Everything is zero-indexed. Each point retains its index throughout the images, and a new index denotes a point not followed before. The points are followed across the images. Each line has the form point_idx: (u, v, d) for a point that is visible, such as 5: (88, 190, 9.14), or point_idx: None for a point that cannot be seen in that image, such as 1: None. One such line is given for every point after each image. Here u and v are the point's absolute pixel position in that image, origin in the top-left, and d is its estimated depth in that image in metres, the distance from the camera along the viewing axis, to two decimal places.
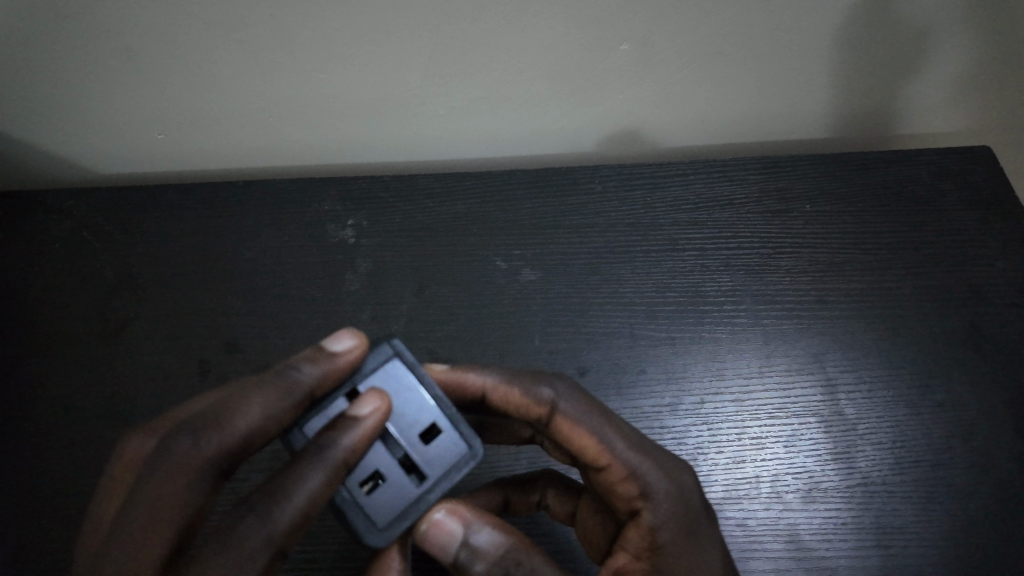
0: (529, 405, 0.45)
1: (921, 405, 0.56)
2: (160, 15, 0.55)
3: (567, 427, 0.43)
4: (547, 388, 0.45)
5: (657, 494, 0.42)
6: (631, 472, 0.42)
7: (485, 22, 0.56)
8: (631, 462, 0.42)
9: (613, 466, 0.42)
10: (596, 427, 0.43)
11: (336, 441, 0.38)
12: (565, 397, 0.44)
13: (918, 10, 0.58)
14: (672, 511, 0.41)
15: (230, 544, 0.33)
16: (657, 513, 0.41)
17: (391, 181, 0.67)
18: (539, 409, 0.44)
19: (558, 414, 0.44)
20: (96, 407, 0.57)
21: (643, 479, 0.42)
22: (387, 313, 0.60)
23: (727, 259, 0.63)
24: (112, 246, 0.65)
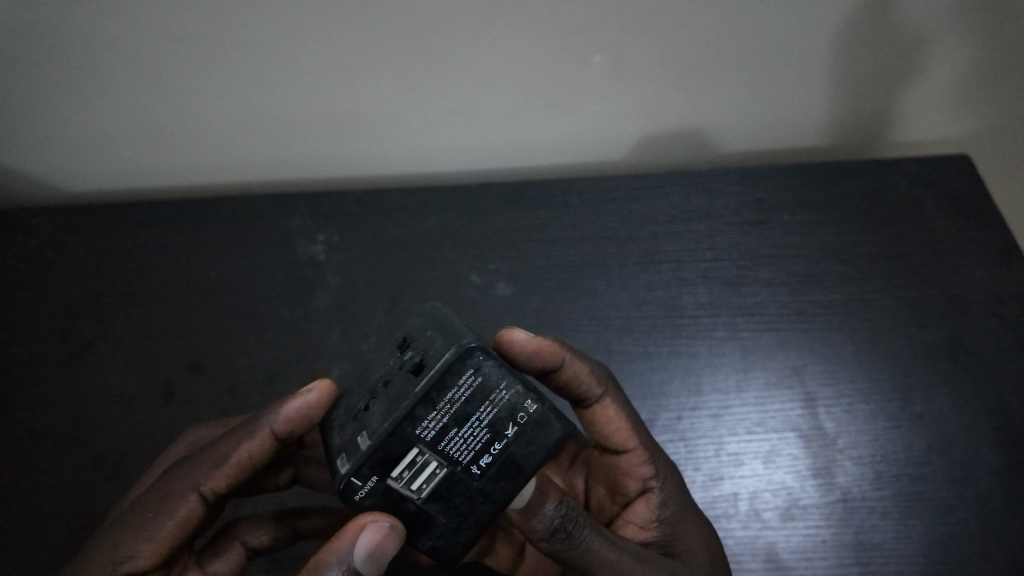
0: (586, 384, 0.49)
1: (901, 417, 0.55)
2: (121, 32, 0.54)
3: (613, 411, 0.49)
4: (597, 369, 0.49)
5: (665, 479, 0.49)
6: (651, 457, 0.49)
7: (455, 34, 0.55)
8: (653, 447, 0.49)
9: (638, 450, 0.49)
10: (630, 413, 0.50)
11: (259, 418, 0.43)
12: (609, 384, 0.50)
13: (890, 26, 0.58)
14: (677, 492, 0.49)
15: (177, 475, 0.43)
16: (666, 492, 0.49)
17: (364, 197, 0.66)
18: (594, 390, 0.49)
19: (607, 398, 0.49)
20: (56, 432, 0.55)
21: (660, 465, 0.49)
22: (358, 330, 0.59)
23: (705, 272, 0.62)
24: (77, 266, 0.64)
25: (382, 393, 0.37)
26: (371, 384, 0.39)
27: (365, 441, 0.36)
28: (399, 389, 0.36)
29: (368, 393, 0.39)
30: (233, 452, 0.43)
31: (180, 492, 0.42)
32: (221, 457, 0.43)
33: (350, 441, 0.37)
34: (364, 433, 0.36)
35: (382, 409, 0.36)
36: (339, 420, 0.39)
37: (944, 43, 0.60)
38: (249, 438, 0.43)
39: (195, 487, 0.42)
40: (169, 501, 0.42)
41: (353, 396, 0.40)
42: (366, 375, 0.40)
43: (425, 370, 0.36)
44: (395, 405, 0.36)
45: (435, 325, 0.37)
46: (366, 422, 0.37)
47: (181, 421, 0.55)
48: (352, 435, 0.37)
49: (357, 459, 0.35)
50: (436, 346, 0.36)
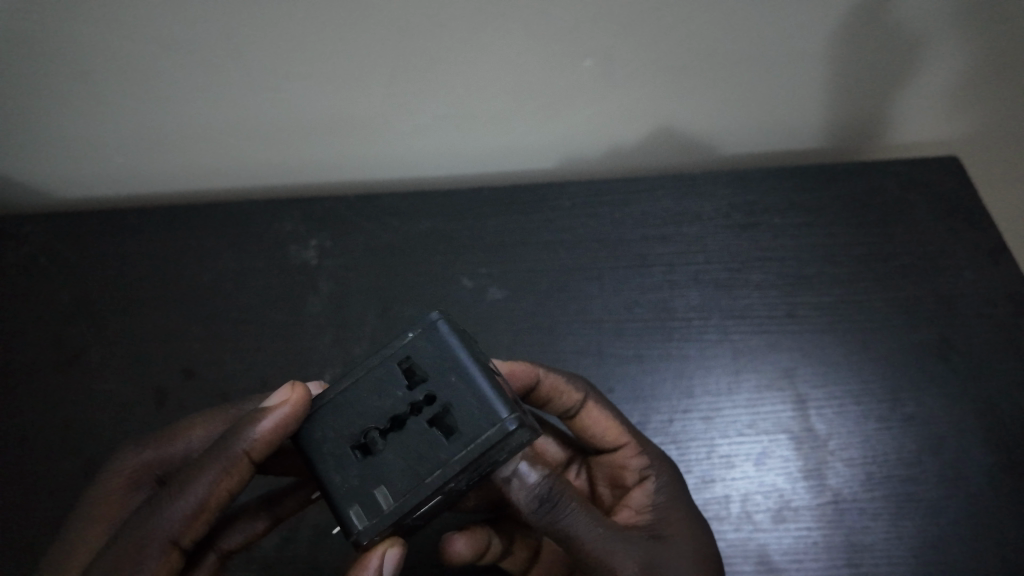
0: (568, 394, 0.50)
1: (891, 418, 0.55)
2: (113, 40, 0.54)
3: (598, 412, 0.50)
4: (576, 378, 0.51)
5: (658, 466, 0.49)
6: (643, 447, 0.50)
7: (444, 39, 0.56)
8: (643, 439, 0.50)
9: (630, 441, 0.50)
10: (616, 412, 0.51)
11: (234, 444, 0.39)
12: (591, 389, 0.51)
13: (878, 30, 0.58)
14: (670, 477, 0.49)
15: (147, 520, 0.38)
16: (661, 479, 0.49)
17: (356, 201, 0.66)
18: (575, 395, 0.50)
19: (590, 402, 0.50)
20: (49, 439, 0.55)
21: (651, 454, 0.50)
22: (350, 335, 0.59)
23: (696, 274, 0.62)
24: (68, 272, 0.64)
25: (397, 442, 0.36)
26: (371, 414, 0.36)
27: (387, 499, 0.35)
28: (424, 445, 0.35)
29: (369, 424, 0.36)
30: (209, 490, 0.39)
31: (155, 546, 0.38)
32: (198, 494, 0.39)
33: (359, 488, 0.35)
34: (384, 487, 0.35)
35: (402, 462, 0.35)
36: (329, 450, 0.36)
37: (933, 46, 0.60)
38: (225, 470, 0.39)
39: (171, 538, 0.38)
40: (141, 557, 0.38)
41: (344, 423, 0.37)
42: (362, 398, 0.37)
43: (459, 436, 0.34)
44: (425, 467, 0.35)
45: (463, 374, 0.35)
46: (379, 472, 0.35)
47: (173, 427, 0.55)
48: (359, 480, 0.35)
49: (381, 519, 0.34)
50: (474, 413, 0.34)
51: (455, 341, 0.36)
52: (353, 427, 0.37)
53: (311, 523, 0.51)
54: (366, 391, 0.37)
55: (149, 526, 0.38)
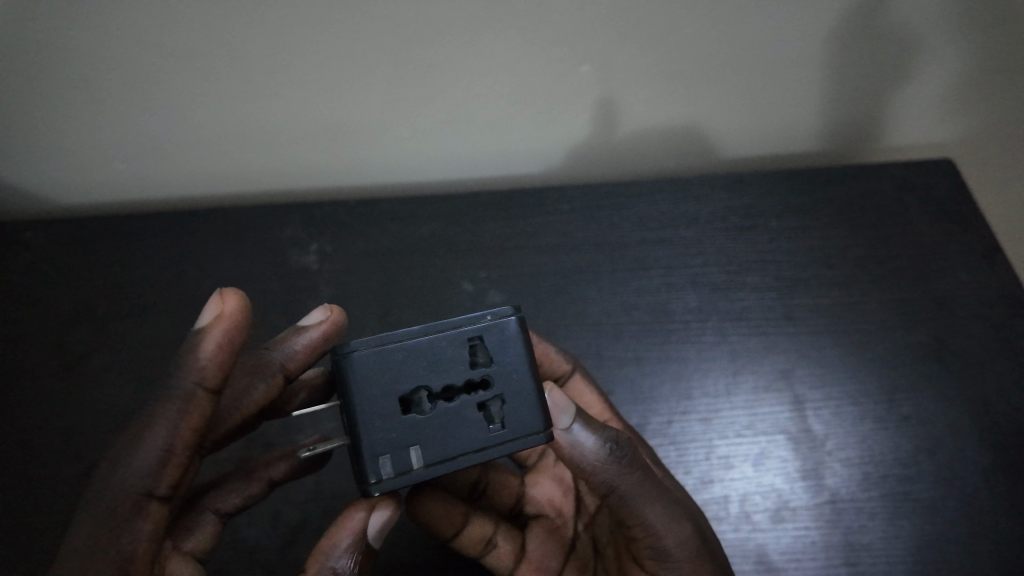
0: (556, 365, 0.54)
1: (887, 419, 0.56)
2: (115, 48, 0.54)
3: (584, 385, 0.54)
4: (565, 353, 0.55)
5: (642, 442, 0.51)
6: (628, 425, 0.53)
7: (442, 46, 0.56)
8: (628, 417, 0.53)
9: (613, 418, 0.53)
10: (600, 390, 0.54)
11: (177, 374, 0.38)
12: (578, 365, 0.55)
13: (870, 39, 0.59)
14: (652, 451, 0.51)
15: (110, 480, 0.37)
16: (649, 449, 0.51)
17: (355, 206, 0.66)
18: (563, 366, 0.54)
19: (576, 375, 0.54)
20: (50, 445, 0.55)
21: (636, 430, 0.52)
22: (351, 339, 0.59)
23: (694, 277, 0.63)
24: (68, 278, 0.64)
25: (443, 412, 0.39)
26: (426, 374, 0.39)
27: (418, 459, 0.38)
28: (465, 423, 0.39)
29: (422, 382, 0.39)
30: (171, 429, 0.37)
31: (129, 502, 0.37)
32: (159, 437, 0.37)
33: (397, 440, 0.38)
34: (418, 448, 0.38)
35: (441, 430, 0.38)
36: (374, 392, 0.38)
37: (925, 53, 0.61)
38: (181, 408, 0.37)
39: (145, 484, 0.37)
40: (121, 519, 0.36)
41: (390, 373, 0.38)
42: (421, 356, 0.39)
43: (500, 429, 0.39)
44: (459, 444, 0.38)
45: (525, 376, 0.40)
46: (420, 433, 0.38)
47: None
48: (396, 432, 0.38)
49: (407, 476, 0.37)
50: (523, 412, 0.39)
51: (523, 343, 0.40)
52: (403, 380, 0.38)
53: (312, 526, 0.52)
54: (427, 353, 0.39)
55: (119, 476, 0.37)
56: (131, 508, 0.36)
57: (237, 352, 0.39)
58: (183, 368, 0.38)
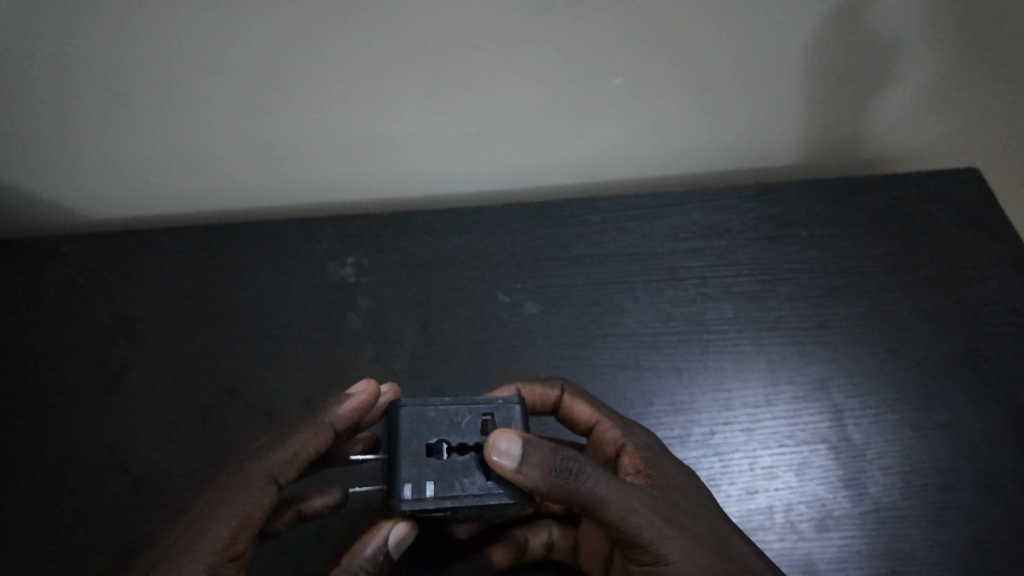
0: (546, 394, 0.54)
1: (925, 428, 0.56)
2: (159, 63, 0.56)
3: (574, 399, 0.54)
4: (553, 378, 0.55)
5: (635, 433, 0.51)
6: (619, 420, 0.52)
7: (482, 61, 0.58)
8: (620, 417, 0.52)
9: (600, 418, 0.52)
10: (591, 397, 0.54)
11: (323, 411, 0.47)
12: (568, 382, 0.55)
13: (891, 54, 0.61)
14: (646, 441, 0.51)
15: (254, 469, 0.44)
16: (637, 440, 0.50)
17: (389, 219, 0.67)
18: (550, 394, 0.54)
19: (567, 392, 0.54)
20: (94, 460, 0.56)
21: (633, 428, 0.51)
22: (390, 352, 0.60)
23: (728, 286, 0.63)
24: (105, 290, 0.64)
25: (456, 461, 0.44)
26: (448, 430, 0.44)
27: (433, 490, 0.43)
28: (469, 475, 0.44)
29: (444, 434, 0.44)
30: (302, 446, 0.46)
31: (259, 490, 0.44)
32: (295, 449, 0.46)
33: (420, 471, 0.43)
34: (432, 485, 0.43)
35: (450, 475, 0.43)
36: (409, 434, 0.44)
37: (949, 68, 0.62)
38: (312, 434, 0.46)
39: (271, 478, 0.45)
40: (245, 497, 0.43)
41: (425, 426, 0.44)
42: (446, 416, 0.45)
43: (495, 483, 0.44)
44: (464, 487, 0.43)
45: None
46: (437, 472, 0.43)
47: (220, 445, 0.55)
48: (417, 469, 0.43)
49: (423, 501, 0.42)
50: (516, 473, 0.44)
51: (524, 422, 0.46)
52: (431, 431, 0.44)
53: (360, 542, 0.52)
54: (451, 416, 0.45)
55: (259, 465, 0.45)
56: (259, 496, 0.44)
57: (358, 422, 0.48)
58: (325, 411, 0.47)
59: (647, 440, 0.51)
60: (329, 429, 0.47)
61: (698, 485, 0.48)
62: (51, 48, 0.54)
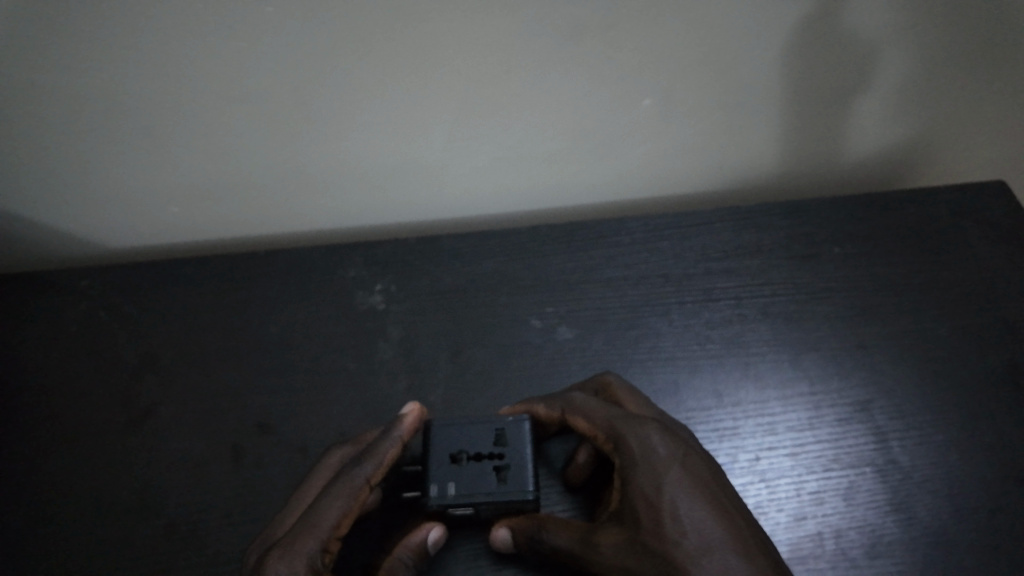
0: (547, 414, 0.53)
1: (972, 450, 0.55)
2: (185, 92, 0.55)
3: (572, 416, 0.51)
4: (559, 396, 0.53)
5: (625, 446, 0.47)
6: (610, 433, 0.49)
7: (511, 85, 0.57)
8: (611, 429, 0.49)
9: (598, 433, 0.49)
10: (587, 410, 0.51)
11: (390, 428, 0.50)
12: (571, 399, 0.52)
13: (918, 70, 0.60)
14: (635, 451, 0.47)
15: (342, 483, 0.47)
16: (622, 455, 0.47)
17: (415, 244, 0.66)
18: (552, 414, 0.52)
19: (565, 409, 0.52)
20: (126, 501, 0.54)
21: (623, 439, 0.48)
22: (424, 383, 0.58)
23: (764, 307, 0.62)
24: (129, 326, 0.63)
25: (473, 468, 0.48)
26: (468, 440, 0.49)
27: (452, 490, 0.47)
28: (483, 478, 0.47)
29: (463, 445, 0.49)
30: (381, 458, 0.49)
31: (349, 497, 0.47)
32: (376, 460, 0.48)
33: (441, 475, 0.48)
34: (451, 485, 0.47)
35: (467, 478, 0.47)
36: (433, 447, 0.49)
37: (973, 79, 0.62)
38: (386, 449, 0.49)
39: (362, 485, 0.47)
40: (340, 504, 0.46)
41: (449, 439, 0.49)
42: (466, 429, 0.49)
43: (507, 486, 0.47)
44: (477, 489, 0.47)
45: (529, 456, 0.48)
46: (456, 475, 0.48)
47: (254, 485, 0.54)
48: (440, 473, 0.48)
49: (444, 499, 0.47)
50: (525, 475, 0.47)
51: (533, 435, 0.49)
52: (454, 442, 0.49)
53: None
54: (470, 429, 0.49)
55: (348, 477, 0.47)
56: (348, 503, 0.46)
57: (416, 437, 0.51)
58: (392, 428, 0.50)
59: (637, 448, 0.47)
60: (397, 445, 0.50)
61: (671, 502, 0.44)
62: (77, 81, 0.54)
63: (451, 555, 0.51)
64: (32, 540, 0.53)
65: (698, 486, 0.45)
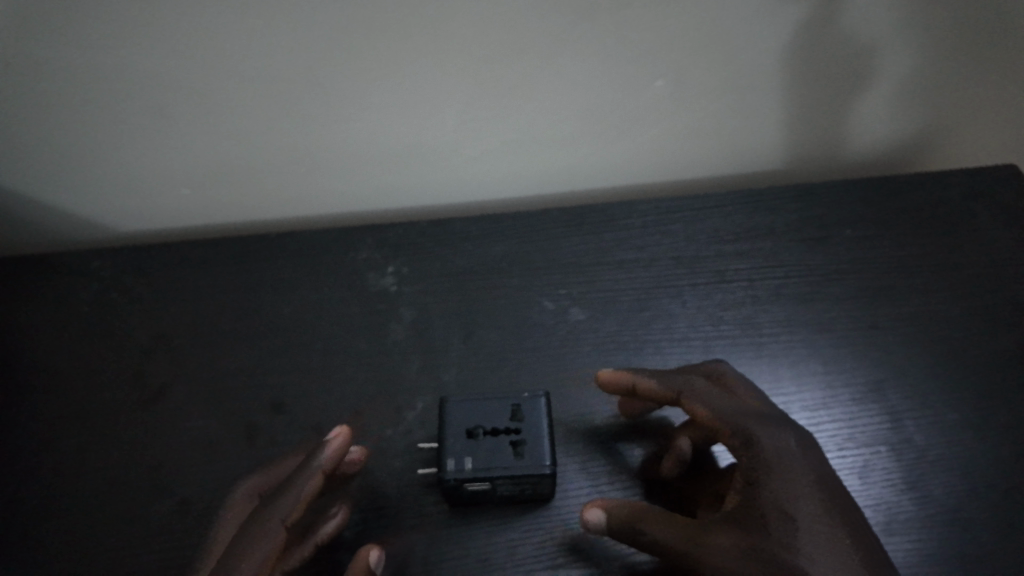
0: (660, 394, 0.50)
1: (987, 429, 0.55)
2: (199, 73, 0.55)
3: (688, 402, 0.49)
4: (676, 376, 0.51)
5: (756, 447, 0.46)
6: (735, 428, 0.47)
7: (525, 67, 0.57)
8: (738, 425, 0.47)
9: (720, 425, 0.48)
10: (710, 400, 0.49)
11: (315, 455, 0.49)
12: (689, 383, 0.50)
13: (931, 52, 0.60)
14: (769, 457, 0.45)
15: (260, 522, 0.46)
16: (750, 457, 0.46)
17: (427, 227, 0.66)
18: (666, 395, 0.50)
19: (682, 392, 0.50)
20: (139, 480, 0.54)
21: (753, 439, 0.46)
22: (437, 363, 0.58)
23: (776, 289, 0.62)
24: (141, 307, 0.63)
25: (490, 442, 0.48)
26: (485, 416, 0.49)
27: (469, 464, 0.47)
28: (499, 453, 0.47)
29: (480, 421, 0.49)
30: (300, 489, 0.47)
31: (267, 535, 0.45)
32: (296, 493, 0.47)
33: (458, 450, 0.48)
34: (468, 459, 0.47)
35: (484, 453, 0.47)
36: (449, 423, 0.49)
37: (985, 62, 0.62)
38: (305, 479, 0.47)
39: (281, 521, 0.46)
40: (259, 544, 0.45)
41: (465, 415, 0.49)
42: (482, 405, 0.49)
43: (524, 460, 0.47)
44: (494, 463, 0.47)
45: (546, 431, 0.48)
46: (473, 450, 0.47)
47: (269, 463, 0.54)
48: (457, 448, 0.48)
49: (461, 473, 0.47)
50: (541, 450, 0.47)
51: (549, 412, 0.49)
52: (470, 418, 0.49)
53: (421, 555, 0.50)
54: (486, 405, 0.49)
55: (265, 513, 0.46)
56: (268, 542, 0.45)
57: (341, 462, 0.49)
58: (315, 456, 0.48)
59: (772, 449, 0.46)
60: (320, 472, 0.48)
61: (806, 511, 0.43)
62: (90, 60, 0.53)
63: (466, 532, 0.50)
64: (44, 518, 0.53)
65: (829, 505, 0.44)
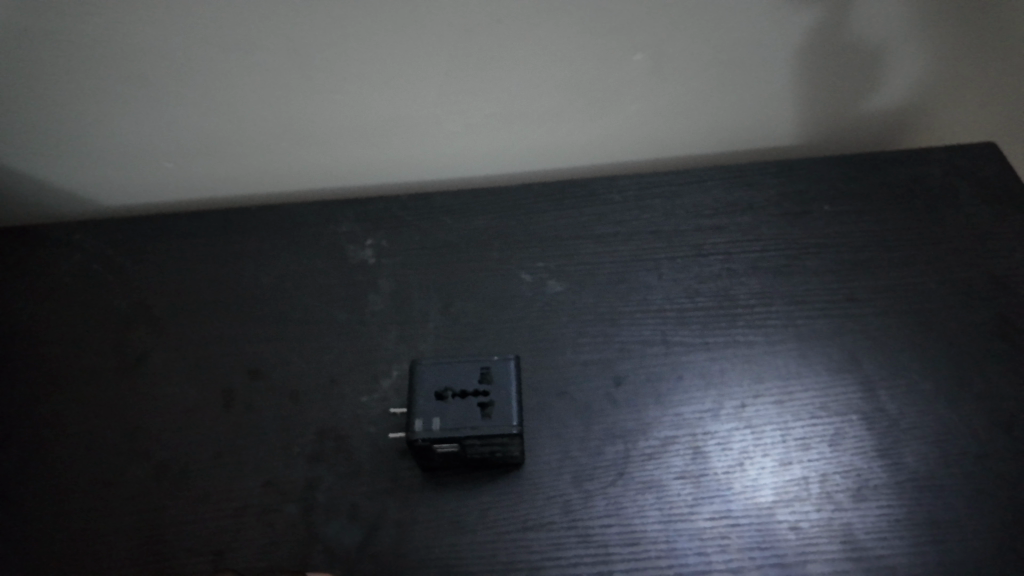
0: None
1: (961, 398, 0.55)
2: (178, 44, 0.56)
3: None
4: None
5: None
6: None
7: (502, 38, 0.58)
8: None
9: None
10: None
11: None
12: None
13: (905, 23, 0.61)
14: None
15: None
16: None
17: (409, 202, 0.66)
18: None
19: None
20: (115, 445, 0.55)
21: None
22: (414, 334, 0.58)
23: (754, 262, 0.62)
24: (125, 278, 0.63)
25: (458, 404, 0.48)
26: (454, 378, 0.50)
27: (438, 424, 0.48)
28: (468, 413, 0.48)
29: (450, 384, 0.49)
30: None
31: None
32: None
33: (428, 411, 0.48)
34: (437, 420, 0.48)
35: (452, 413, 0.48)
36: (419, 387, 0.50)
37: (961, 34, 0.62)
38: None
39: None
40: None
41: (435, 378, 0.50)
42: (453, 369, 0.50)
43: (492, 420, 0.47)
44: (462, 423, 0.47)
45: (513, 393, 0.49)
46: (442, 411, 0.48)
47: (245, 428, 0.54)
48: (426, 410, 0.49)
49: (430, 433, 0.47)
50: (508, 411, 0.48)
51: (518, 375, 0.50)
52: (441, 381, 0.50)
53: (390, 518, 0.50)
54: (456, 369, 0.50)
55: None
56: None
57: None
58: None
59: None
60: None
61: None
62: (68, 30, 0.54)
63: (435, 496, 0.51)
64: (21, 481, 0.54)
65: None
